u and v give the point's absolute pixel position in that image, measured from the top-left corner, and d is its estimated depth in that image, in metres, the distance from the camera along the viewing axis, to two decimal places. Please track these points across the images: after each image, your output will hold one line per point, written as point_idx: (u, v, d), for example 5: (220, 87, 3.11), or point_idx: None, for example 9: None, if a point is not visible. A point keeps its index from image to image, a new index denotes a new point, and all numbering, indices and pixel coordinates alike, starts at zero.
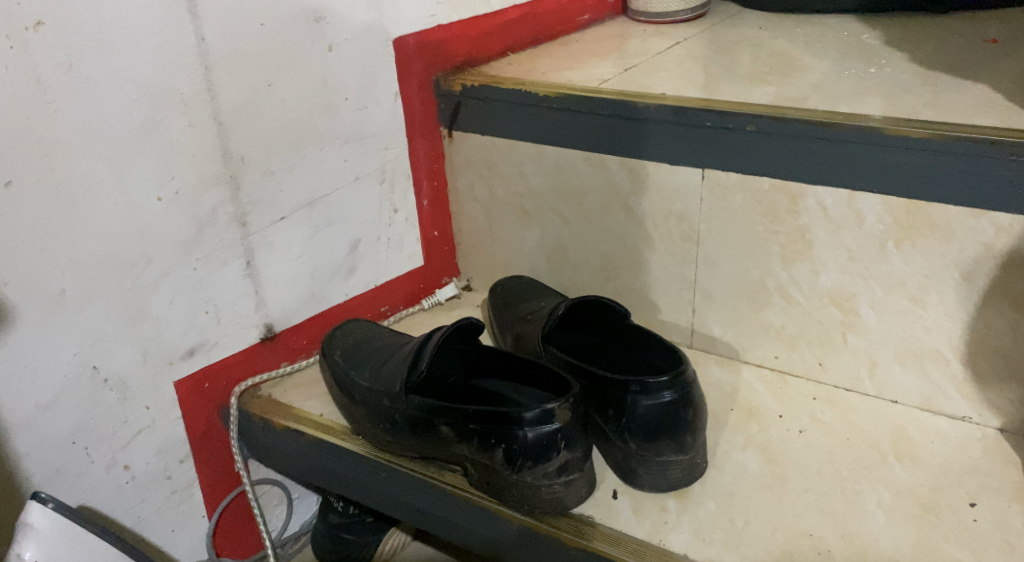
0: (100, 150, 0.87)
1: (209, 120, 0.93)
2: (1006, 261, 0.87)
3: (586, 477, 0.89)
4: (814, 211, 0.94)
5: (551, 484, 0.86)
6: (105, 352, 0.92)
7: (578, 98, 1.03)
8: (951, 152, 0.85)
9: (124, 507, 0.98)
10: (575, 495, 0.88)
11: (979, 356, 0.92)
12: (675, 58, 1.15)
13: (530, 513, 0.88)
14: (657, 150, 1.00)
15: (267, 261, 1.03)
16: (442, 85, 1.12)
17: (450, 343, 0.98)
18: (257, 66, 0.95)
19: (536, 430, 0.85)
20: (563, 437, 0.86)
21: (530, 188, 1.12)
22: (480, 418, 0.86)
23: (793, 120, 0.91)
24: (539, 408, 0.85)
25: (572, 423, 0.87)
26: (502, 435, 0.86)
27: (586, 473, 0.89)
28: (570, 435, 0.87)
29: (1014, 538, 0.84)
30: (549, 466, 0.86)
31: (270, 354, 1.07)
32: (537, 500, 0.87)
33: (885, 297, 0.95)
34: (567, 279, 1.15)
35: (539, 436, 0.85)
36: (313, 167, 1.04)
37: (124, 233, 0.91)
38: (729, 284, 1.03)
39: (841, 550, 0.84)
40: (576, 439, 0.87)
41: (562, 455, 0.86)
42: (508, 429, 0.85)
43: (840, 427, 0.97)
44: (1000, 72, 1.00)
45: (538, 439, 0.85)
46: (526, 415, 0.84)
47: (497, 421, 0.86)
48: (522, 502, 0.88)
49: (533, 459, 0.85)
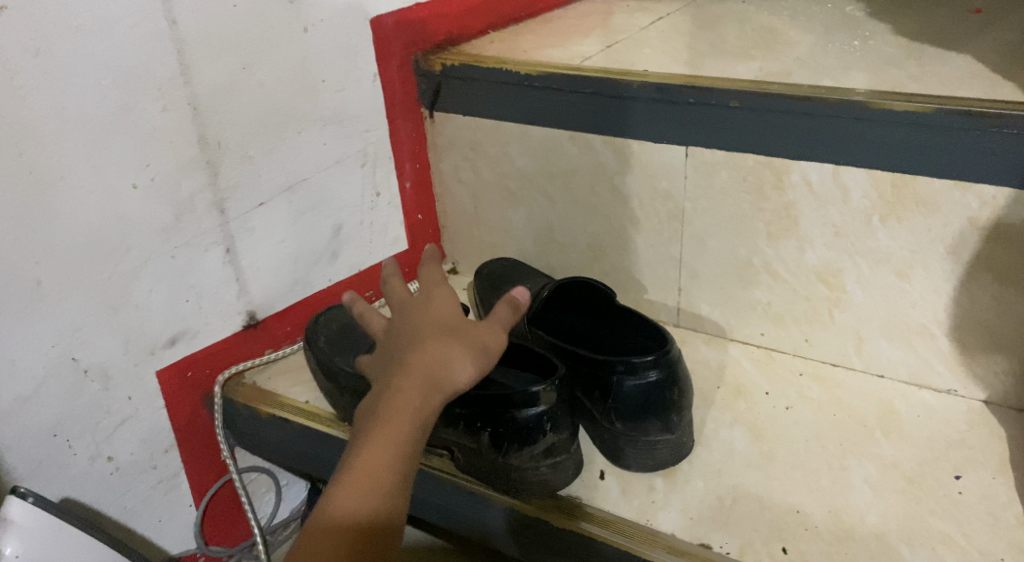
0: (74, 136, 0.86)
1: (184, 105, 0.92)
2: (991, 233, 0.87)
3: (575, 458, 0.89)
4: (800, 187, 0.94)
5: (539, 466, 0.86)
6: (85, 342, 0.91)
7: (560, 76, 1.01)
8: (938, 124, 0.84)
9: (110, 498, 0.97)
10: (562, 476, 0.87)
11: (965, 329, 0.92)
12: (659, 34, 1.14)
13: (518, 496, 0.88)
14: (641, 128, 0.99)
15: (248, 246, 1.01)
16: (422, 64, 1.10)
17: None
18: (232, 47, 0.94)
19: (521, 412, 0.85)
20: (548, 419, 0.86)
21: (515, 169, 1.11)
22: (466, 402, 0.86)
23: (778, 95, 0.90)
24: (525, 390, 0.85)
25: (559, 405, 0.87)
26: (488, 418, 0.86)
27: (575, 453, 0.89)
28: (556, 417, 0.86)
29: (1001, 511, 0.84)
30: (535, 447, 0.86)
31: (254, 342, 1.06)
32: (525, 483, 0.86)
33: (872, 273, 0.94)
34: (554, 260, 1.14)
35: (524, 418, 0.85)
36: (294, 151, 1.02)
37: (102, 219, 0.89)
38: (716, 263, 1.03)
39: (828, 526, 0.84)
40: (562, 421, 0.87)
41: (549, 437, 0.86)
42: (493, 413, 0.85)
43: (828, 403, 0.97)
44: (986, 43, 0.99)
45: (522, 421, 0.85)
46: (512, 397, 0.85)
47: (482, 406, 0.86)
48: (510, 485, 0.87)
49: (519, 441, 0.85)
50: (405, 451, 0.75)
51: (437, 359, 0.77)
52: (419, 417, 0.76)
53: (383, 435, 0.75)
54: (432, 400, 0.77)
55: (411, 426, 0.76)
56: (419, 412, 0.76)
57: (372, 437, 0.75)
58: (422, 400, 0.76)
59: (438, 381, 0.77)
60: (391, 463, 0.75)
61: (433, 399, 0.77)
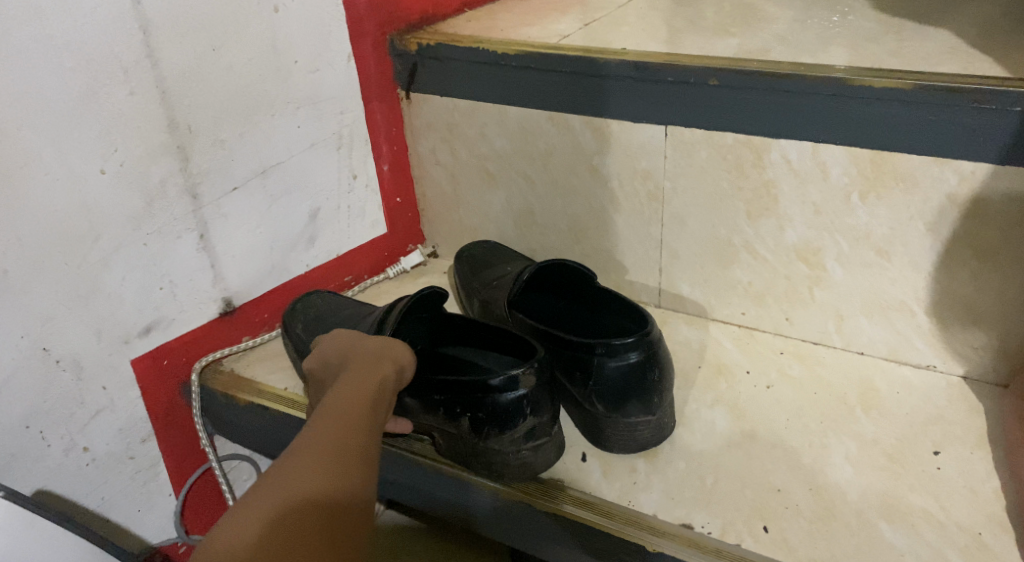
0: (37, 122, 0.84)
1: (152, 89, 0.90)
2: (970, 209, 0.87)
3: (556, 440, 0.88)
4: (780, 165, 0.93)
5: (519, 450, 0.85)
6: (55, 332, 0.90)
7: (537, 55, 1.00)
8: (914, 101, 0.84)
9: (86, 489, 0.96)
10: (543, 459, 0.87)
11: (944, 305, 0.92)
12: (637, 11, 1.13)
13: (499, 480, 0.88)
14: (619, 107, 0.98)
15: (223, 232, 1.00)
16: (397, 44, 1.09)
17: (415, 311, 0.96)
18: (201, 29, 0.92)
19: (498, 397, 0.84)
20: (529, 403, 0.85)
21: (493, 151, 1.10)
22: (444, 388, 0.85)
23: (755, 72, 0.89)
24: (503, 375, 0.83)
25: (536, 388, 0.85)
26: (467, 404, 0.85)
27: (556, 435, 0.88)
28: (536, 401, 0.85)
29: (978, 485, 0.84)
30: (516, 431, 0.85)
31: (231, 329, 1.05)
32: (505, 467, 0.86)
33: (851, 251, 0.94)
34: (534, 242, 1.14)
35: (504, 403, 0.84)
36: (267, 134, 1.01)
37: (69, 208, 0.88)
38: (696, 242, 1.02)
39: (809, 505, 0.84)
40: (542, 403, 0.86)
41: (528, 421, 0.85)
42: (473, 398, 0.84)
43: (808, 381, 0.96)
44: (965, 18, 0.99)
45: (503, 405, 0.84)
46: (489, 383, 0.83)
47: (462, 391, 0.84)
48: (491, 469, 0.87)
49: (500, 426, 0.84)
50: (370, 406, 0.78)
51: (381, 344, 0.84)
52: (379, 381, 0.80)
53: (347, 401, 0.77)
54: (387, 370, 0.82)
55: (374, 387, 0.79)
56: (380, 377, 0.80)
57: (336, 401, 0.76)
58: (377, 368, 0.81)
59: (389, 358, 0.83)
60: (363, 409, 0.77)
61: (388, 370, 0.82)
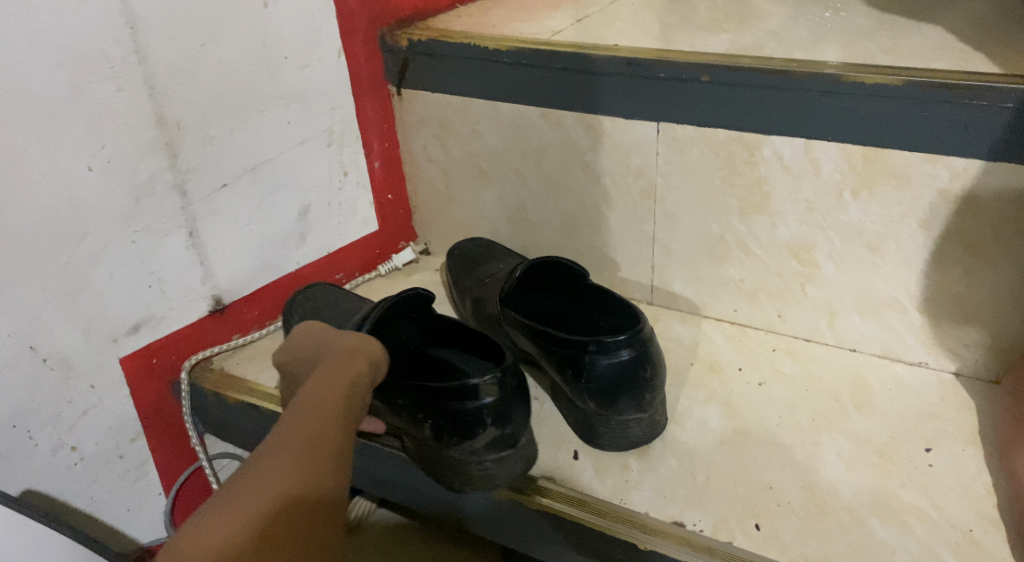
0: (23, 118, 0.83)
1: (140, 85, 0.90)
2: (962, 205, 0.86)
3: (527, 455, 0.87)
4: (772, 162, 0.93)
5: (480, 460, 0.84)
6: (43, 330, 0.89)
7: (529, 51, 0.99)
8: (907, 97, 0.83)
9: (75, 489, 0.95)
10: (508, 471, 0.85)
11: (936, 302, 0.91)
12: (630, 7, 1.12)
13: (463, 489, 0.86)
14: (611, 103, 0.98)
15: (213, 229, 0.99)
16: (388, 39, 1.08)
17: (399, 310, 0.96)
18: (190, 25, 0.92)
19: (458, 404, 0.84)
20: (490, 413, 0.84)
21: (485, 147, 1.09)
22: (409, 393, 0.86)
23: (747, 69, 0.88)
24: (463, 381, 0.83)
25: (498, 400, 0.84)
26: (429, 410, 0.85)
27: (527, 447, 0.87)
28: (499, 412, 0.84)
29: (970, 482, 0.84)
30: (476, 442, 0.84)
31: (221, 327, 1.04)
32: (468, 476, 0.85)
33: (844, 248, 0.93)
34: (527, 239, 1.13)
35: (465, 410, 0.83)
36: (256, 130, 1.00)
37: (56, 205, 0.87)
38: (689, 239, 1.02)
39: (802, 502, 0.84)
40: (507, 415, 0.85)
41: (490, 431, 0.84)
42: (436, 403, 0.84)
43: (801, 378, 0.96)
44: (959, 14, 0.98)
45: (463, 413, 0.84)
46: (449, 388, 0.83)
47: (426, 396, 0.85)
48: (454, 477, 0.86)
49: (459, 435, 0.84)
50: (346, 398, 0.78)
51: (357, 339, 0.84)
52: (355, 375, 0.80)
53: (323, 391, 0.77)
54: (363, 364, 0.82)
55: (350, 383, 0.79)
56: (356, 371, 0.80)
57: (312, 391, 0.76)
58: (352, 361, 0.81)
59: (364, 353, 0.83)
60: (340, 400, 0.77)
61: (363, 364, 0.82)
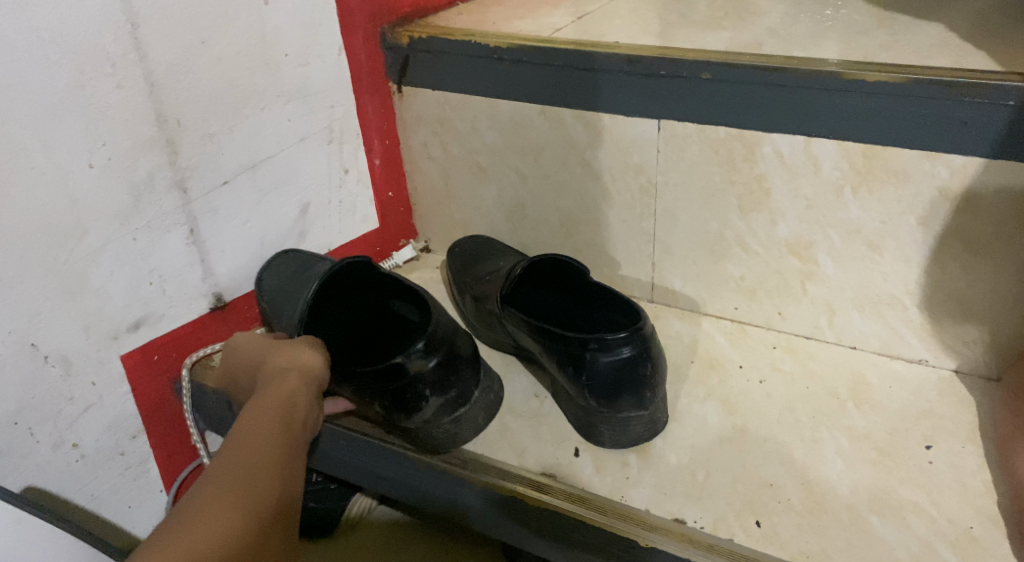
0: (23, 116, 0.83)
1: (140, 82, 0.90)
2: (961, 204, 0.86)
3: (484, 402, 0.93)
4: (771, 158, 0.93)
5: (439, 424, 0.90)
6: (42, 328, 0.89)
7: (528, 48, 0.99)
8: (907, 95, 0.84)
9: (75, 486, 0.96)
10: (471, 424, 0.92)
11: (935, 299, 0.91)
12: (629, 4, 1.12)
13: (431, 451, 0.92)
14: (611, 101, 0.98)
15: (212, 227, 0.99)
16: (389, 37, 1.09)
17: (342, 279, 1.00)
18: (188, 22, 0.92)
19: (392, 384, 0.87)
20: (427, 385, 0.88)
21: (485, 145, 1.09)
22: (350, 380, 0.90)
23: (748, 66, 0.88)
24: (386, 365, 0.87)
25: (430, 369, 0.88)
26: (372, 394, 0.89)
27: (478, 397, 0.93)
28: (433, 382, 0.88)
29: (969, 479, 0.84)
30: (425, 413, 0.89)
31: (222, 324, 1.04)
32: (432, 439, 0.91)
33: (843, 245, 0.94)
34: (526, 236, 1.13)
35: (401, 389, 0.88)
36: (256, 128, 1.00)
37: (55, 203, 0.87)
38: (687, 236, 1.02)
39: (800, 499, 0.84)
40: (445, 384, 0.89)
41: (433, 401, 0.89)
42: (377, 386, 0.88)
43: (800, 375, 0.96)
44: (957, 12, 0.99)
45: (402, 392, 0.88)
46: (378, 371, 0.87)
47: (366, 382, 0.88)
48: (420, 442, 0.91)
49: (405, 410, 0.89)
50: (284, 418, 0.79)
51: (289, 356, 0.87)
52: (292, 394, 0.82)
53: (260, 413, 0.79)
54: (296, 382, 0.84)
55: (285, 402, 0.81)
56: (291, 389, 0.83)
57: (251, 414, 0.78)
58: (287, 380, 0.84)
59: (297, 368, 0.85)
60: (278, 421, 0.79)
61: (297, 381, 0.84)
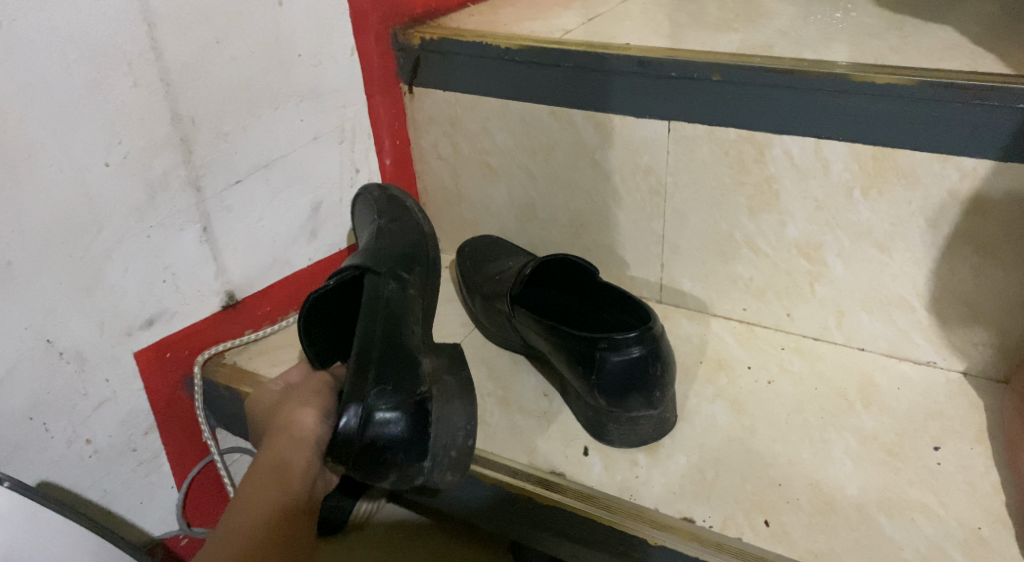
0: (41, 114, 0.84)
1: (156, 81, 0.90)
2: (971, 206, 0.87)
3: (448, 463, 0.86)
4: (781, 159, 0.93)
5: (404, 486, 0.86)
6: (59, 323, 0.90)
7: (540, 49, 1.00)
8: (918, 98, 0.84)
9: (89, 481, 0.96)
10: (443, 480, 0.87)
11: (944, 301, 0.92)
12: (640, 5, 1.13)
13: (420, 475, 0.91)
14: (622, 102, 0.98)
15: (225, 225, 1.00)
16: (401, 38, 1.09)
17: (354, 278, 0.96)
18: (203, 21, 0.92)
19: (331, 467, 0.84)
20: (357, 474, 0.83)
21: (495, 145, 1.10)
22: None
23: (759, 68, 0.89)
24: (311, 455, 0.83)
25: (355, 453, 0.81)
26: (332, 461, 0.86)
27: (434, 466, 0.85)
28: (365, 469, 0.83)
29: (977, 480, 0.85)
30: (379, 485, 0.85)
31: (233, 322, 1.05)
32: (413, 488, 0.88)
33: (852, 247, 0.94)
34: (535, 237, 1.14)
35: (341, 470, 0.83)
36: (268, 127, 1.01)
37: (72, 199, 0.88)
38: (696, 237, 1.02)
39: (809, 499, 0.84)
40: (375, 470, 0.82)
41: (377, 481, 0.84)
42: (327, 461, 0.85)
43: (808, 376, 0.97)
44: (968, 15, 0.99)
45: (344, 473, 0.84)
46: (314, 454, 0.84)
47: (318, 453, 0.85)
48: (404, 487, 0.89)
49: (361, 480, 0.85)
50: (275, 494, 0.79)
51: (289, 413, 0.84)
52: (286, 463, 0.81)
53: (252, 492, 0.79)
54: (291, 448, 0.82)
55: (279, 474, 0.80)
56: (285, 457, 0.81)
57: (243, 494, 0.80)
58: (283, 446, 0.82)
59: (294, 430, 0.83)
60: (267, 500, 0.79)
61: (293, 445, 0.82)
